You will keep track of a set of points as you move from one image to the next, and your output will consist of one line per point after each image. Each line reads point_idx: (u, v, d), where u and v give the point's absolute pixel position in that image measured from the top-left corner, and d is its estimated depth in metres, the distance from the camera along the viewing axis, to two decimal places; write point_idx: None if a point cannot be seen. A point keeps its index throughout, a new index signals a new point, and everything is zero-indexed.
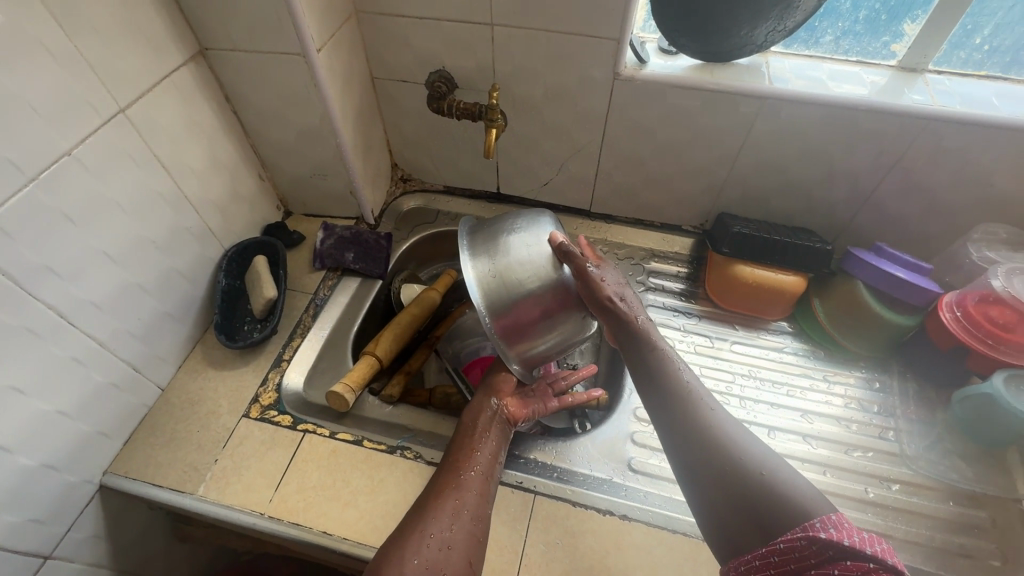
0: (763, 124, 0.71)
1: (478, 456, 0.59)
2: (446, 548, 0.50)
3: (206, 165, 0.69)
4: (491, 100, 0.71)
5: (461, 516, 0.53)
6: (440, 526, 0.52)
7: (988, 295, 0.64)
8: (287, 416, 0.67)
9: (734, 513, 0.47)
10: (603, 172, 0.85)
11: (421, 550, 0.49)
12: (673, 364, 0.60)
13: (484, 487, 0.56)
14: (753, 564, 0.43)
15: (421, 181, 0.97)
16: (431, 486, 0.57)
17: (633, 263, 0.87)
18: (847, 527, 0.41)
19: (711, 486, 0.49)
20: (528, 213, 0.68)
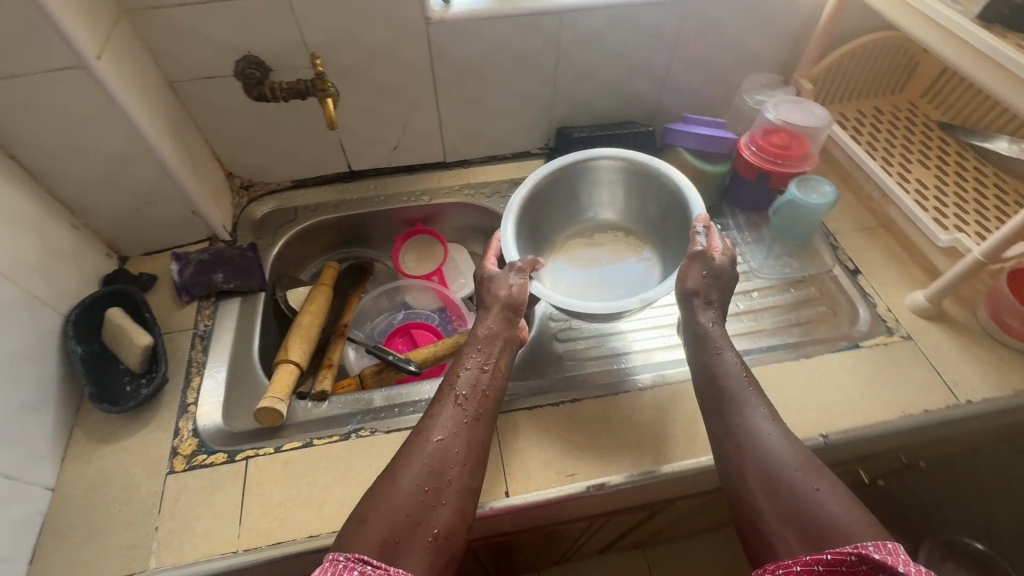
0: (567, 37, 0.80)
1: (476, 393, 0.57)
2: (437, 504, 0.49)
3: (3, 226, 0.58)
4: (316, 70, 0.68)
5: (453, 465, 0.51)
6: (433, 477, 0.50)
7: (769, 127, 0.82)
8: (220, 453, 0.62)
9: (770, 496, 0.48)
10: (446, 120, 0.88)
11: (410, 505, 0.48)
12: (728, 378, 0.57)
13: (477, 435, 0.54)
14: (795, 569, 0.42)
15: (264, 182, 0.91)
16: (426, 421, 0.55)
17: (501, 196, 0.94)
18: (901, 554, 0.39)
19: (757, 485, 0.49)
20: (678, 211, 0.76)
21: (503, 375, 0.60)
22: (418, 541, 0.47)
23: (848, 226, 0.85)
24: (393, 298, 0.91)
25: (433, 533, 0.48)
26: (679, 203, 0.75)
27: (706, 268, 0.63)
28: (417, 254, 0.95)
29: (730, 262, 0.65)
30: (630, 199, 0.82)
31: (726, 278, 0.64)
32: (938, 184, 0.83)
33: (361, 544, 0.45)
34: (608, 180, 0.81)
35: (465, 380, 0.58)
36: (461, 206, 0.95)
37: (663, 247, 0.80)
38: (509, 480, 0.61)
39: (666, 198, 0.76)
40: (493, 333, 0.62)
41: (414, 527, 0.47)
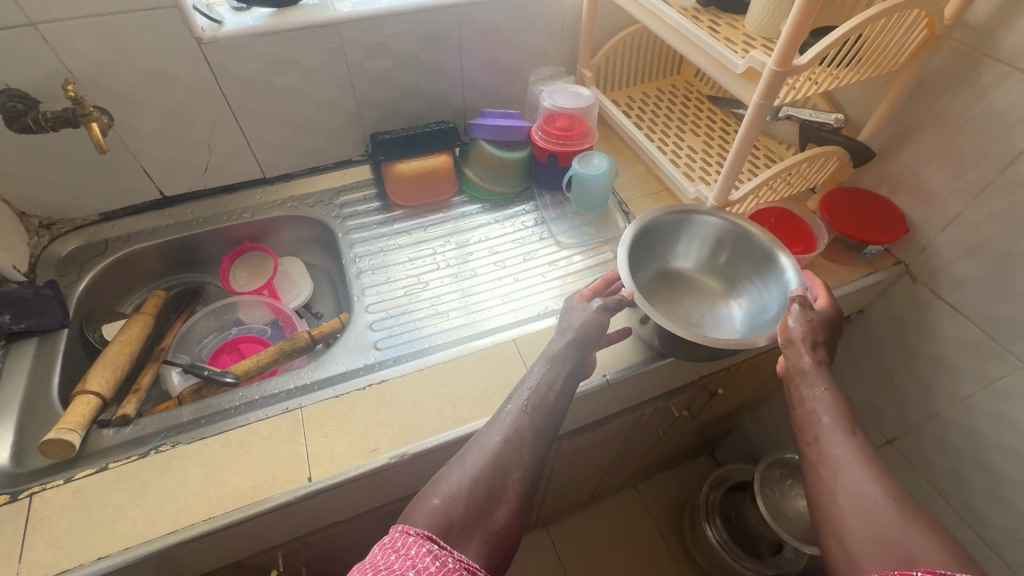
0: (352, 47, 0.85)
1: (540, 406, 0.62)
2: (501, 500, 0.54)
3: None
4: (70, 95, 0.69)
5: (513, 469, 0.57)
6: (499, 477, 0.56)
7: (551, 114, 0.91)
8: (1, 495, 0.59)
9: (859, 515, 0.51)
10: (252, 137, 0.90)
11: (476, 503, 0.53)
12: (820, 411, 0.59)
13: (537, 443, 0.59)
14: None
15: (68, 219, 0.88)
16: (495, 422, 0.61)
17: (325, 204, 0.97)
18: None
19: (850, 506, 0.52)
20: (773, 276, 0.74)
21: (569, 385, 0.65)
22: (480, 532, 0.52)
23: (637, 193, 0.95)
24: (222, 316, 0.90)
25: (492, 529, 0.53)
26: (772, 269, 0.73)
27: (810, 314, 0.65)
28: (248, 271, 0.95)
29: (832, 317, 0.65)
30: (711, 255, 0.81)
31: (831, 326, 0.65)
32: (704, 147, 0.95)
33: (424, 518, 0.51)
34: (690, 233, 0.80)
35: (529, 392, 0.63)
36: (286, 218, 0.96)
37: (738, 291, 0.79)
38: (314, 466, 0.62)
39: (756, 258, 0.76)
40: (565, 357, 0.66)
41: (477, 517, 0.53)
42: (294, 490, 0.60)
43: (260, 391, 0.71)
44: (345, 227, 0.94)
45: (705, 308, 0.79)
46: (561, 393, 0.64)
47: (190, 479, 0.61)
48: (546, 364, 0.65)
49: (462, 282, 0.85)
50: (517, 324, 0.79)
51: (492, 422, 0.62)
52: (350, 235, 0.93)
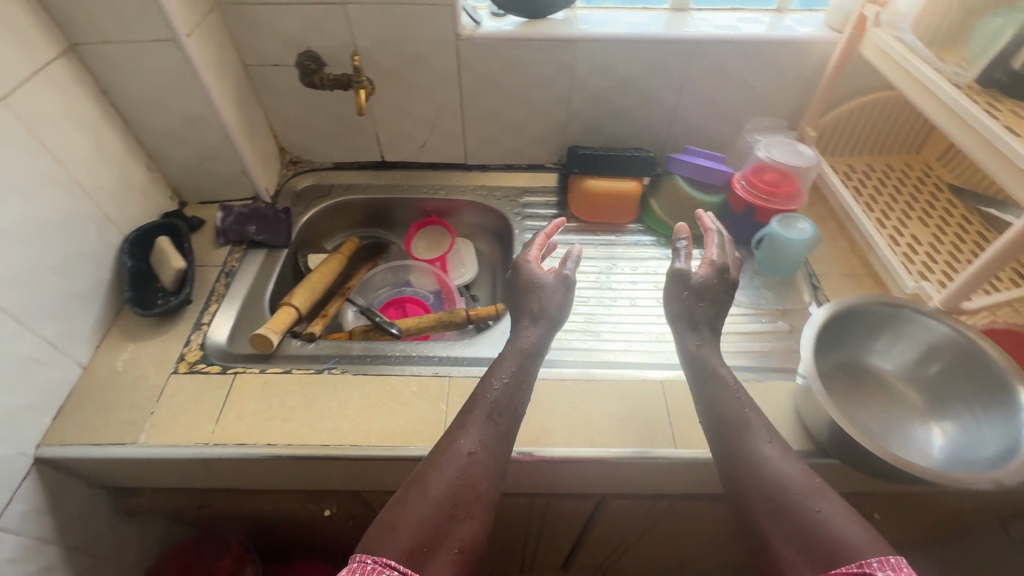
0: (582, 63, 0.89)
1: (506, 408, 0.62)
2: (464, 517, 0.54)
3: (94, 155, 0.74)
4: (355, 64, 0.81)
5: (479, 483, 0.56)
6: (463, 494, 0.55)
7: (760, 164, 0.87)
8: (216, 365, 0.73)
9: (771, 513, 0.51)
10: (469, 126, 0.99)
11: (440, 522, 0.53)
12: (737, 407, 0.60)
13: (503, 452, 0.60)
14: None
15: (311, 161, 1.05)
16: (456, 432, 0.60)
17: (510, 200, 1.03)
18: (904, 567, 0.43)
19: (760, 497, 0.53)
20: (1002, 412, 0.61)
21: (528, 377, 0.67)
22: (445, 554, 0.51)
23: (833, 270, 0.86)
24: (398, 275, 1.01)
25: (459, 548, 0.52)
26: (1003, 404, 0.61)
27: (686, 289, 0.69)
28: (427, 241, 1.05)
29: (710, 282, 0.69)
30: (918, 362, 0.70)
31: (715, 292, 0.69)
32: (933, 240, 0.83)
33: (392, 546, 0.50)
34: (902, 328, 0.70)
35: (495, 391, 0.63)
36: (472, 204, 1.04)
37: (943, 414, 0.67)
38: None
39: (984, 385, 0.64)
40: (536, 349, 0.68)
41: (440, 538, 0.52)
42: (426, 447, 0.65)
43: (417, 348, 0.79)
44: (520, 225, 0.99)
45: (892, 417, 0.68)
46: (517, 383, 0.65)
47: (348, 405, 0.69)
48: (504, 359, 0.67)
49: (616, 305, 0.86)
50: (663, 366, 0.76)
51: (455, 428, 0.61)
52: (524, 233, 0.98)
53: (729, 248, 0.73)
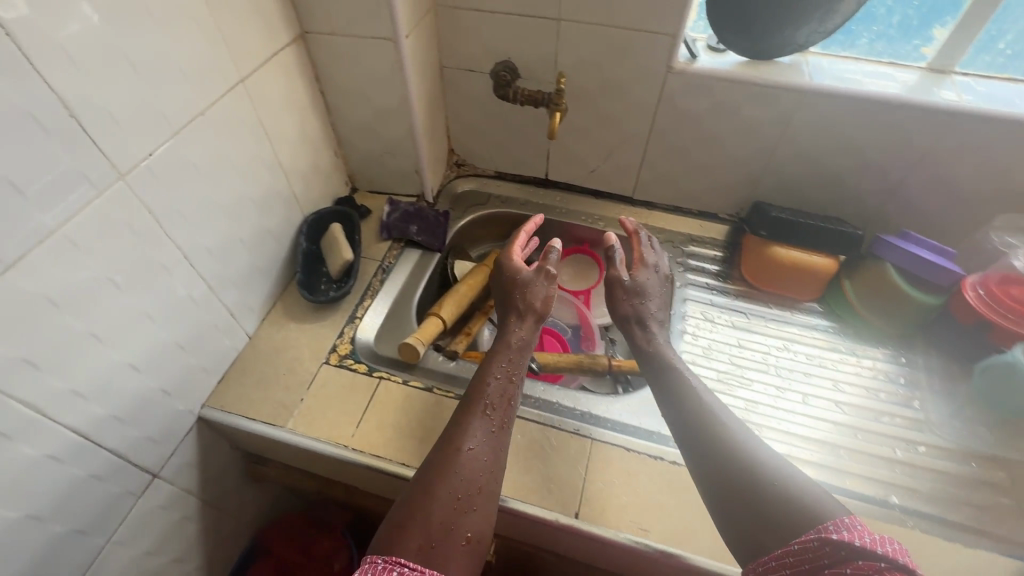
0: (803, 116, 0.78)
1: (501, 401, 0.63)
2: (468, 509, 0.54)
3: (297, 137, 0.77)
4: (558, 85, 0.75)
5: (482, 475, 0.56)
6: (467, 487, 0.55)
7: (1011, 275, 0.73)
8: (363, 364, 0.74)
9: (753, 511, 0.47)
10: (648, 161, 0.92)
11: (448, 514, 0.52)
12: (712, 413, 0.57)
13: (502, 445, 0.61)
14: (771, 564, 0.43)
15: (475, 166, 1.04)
16: (454, 430, 0.60)
17: (673, 245, 0.95)
18: (859, 530, 0.40)
19: (742, 503, 0.49)
20: None
21: (514, 368, 0.69)
22: (454, 546, 0.51)
23: None
24: None
25: (467, 537, 0.53)
26: None
27: (616, 283, 0.71)
28: (573, 270, 1.00)
29: (650, 281, 0.72)
30: None
31: (633, 288, 0.70)
32: None
33: (403, 549, 0.49)
34: None
35: (492, 387, 0.63)
36: (629, 242, 0.97)
37: None
38: (584, 506, 0.61)
39: None
40: (522, 342, 0.69)
41: (447, 535, 0.51)
42: (561, 516, 0.60)
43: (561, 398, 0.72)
44: (681, 277, 0.90)
45: None
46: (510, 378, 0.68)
47: None
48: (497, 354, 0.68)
49: (783, 398, 0.75)
50: (836, 490, 0.65)
51: (453, 424, 0.61)
52: (684, 287, 0.89)
53: (657, 248, 0.78)
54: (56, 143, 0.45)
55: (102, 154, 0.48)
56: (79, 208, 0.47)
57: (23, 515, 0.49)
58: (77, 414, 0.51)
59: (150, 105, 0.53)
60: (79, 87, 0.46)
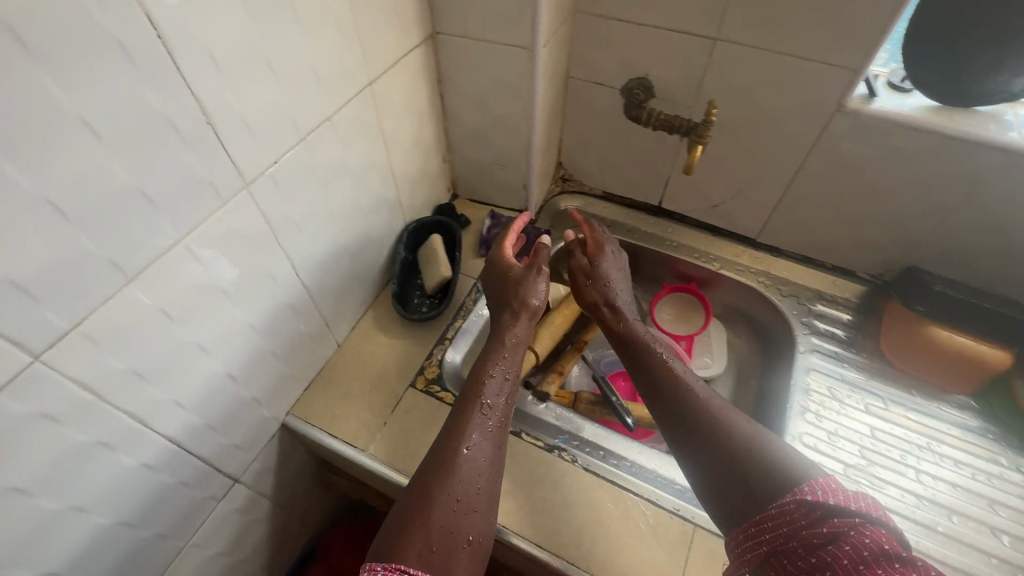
0: (1004, 181, 0.65)
1: (502, 399, 0.60)
2: (469, 512, 0.52)
3: (411, 143, 0.73)
4: (707, 117, 0.65)
5: (481, 477, 0.54)
6: (466, 488, 0.53)
7: None
8: (449, 393, 0.69)
9: (760, 511, 0.47)
10: (785, 204, 0.81)
11: (448, 515, 0.50)
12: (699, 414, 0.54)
13: (500, 440, 0.58)
14: (751, 531, 0.48)
15: (581, 183, 0.96)
16: (451, 430, 0.57)
17: (798, 302, 0.84)
18: (832, 488, 0.46)
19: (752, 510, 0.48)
20: None
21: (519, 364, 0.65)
22: (455, 549, 0.49)
23: None
24: None
25: (469, 539, 0.51)
26: None
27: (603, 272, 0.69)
28: (675, 310, 0.91)
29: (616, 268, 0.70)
30: None
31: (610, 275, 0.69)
32: None
33: (405, 554, 0.47)
34: None
35: (491, 388, 0.60)
36: (745, 290, 0.87)
37: None
38: None
39: None
40: (516, 341, 0.64)
41: (448, 542, 0.49)
42: None
43: (665, 469, 0.64)
44: (805, 341, 0.79)
45: None
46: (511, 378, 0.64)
47: (573, 508, 0.61)
48: (493, 352, 0.64)
49: (925, 513, 0.63)
50: None
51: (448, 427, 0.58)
52: (807, 353, 0.78)
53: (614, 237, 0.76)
54: (190, 150, 0.41)
55: (231, 162, 0.45)
56: (203, 218, 0.45)
57: (113, 523, 0.47)
58: (173, 424, 0.50)
59: (283, 111, 0.49)
60: (219, 91, 0.42)
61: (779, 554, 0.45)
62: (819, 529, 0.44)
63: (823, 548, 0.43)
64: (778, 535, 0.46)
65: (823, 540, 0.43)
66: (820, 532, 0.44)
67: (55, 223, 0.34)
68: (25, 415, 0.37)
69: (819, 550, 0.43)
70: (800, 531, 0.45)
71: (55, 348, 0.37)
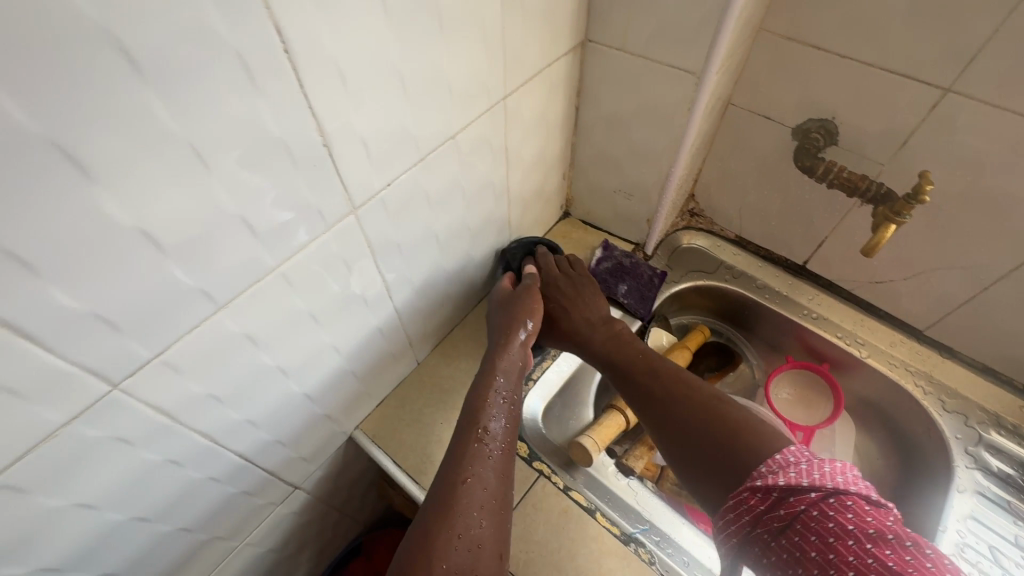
0: None
1: (506, 415, 0.53)
2: (476, 548, 0.42)
3: (534, 159, 0.65)
4: (919, 198, 0.53)
5: (490, 509, 0.46)
6: (467, 521, 0.44)
7: None
8: (525, 446, 0.63)
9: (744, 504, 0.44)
10: (979, 303, 0.64)
11: (449, 551, 0.41)
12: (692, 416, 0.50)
13: (509, 468, 0.50)
14: (724, 526, 0.45)
15: (713, 221, 0.84)
16: (445, 465, 0.48)
17: (966, 423, 0.67)
18: (785, 464, 0.43)
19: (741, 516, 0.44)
20: None
21: (519, 388, 0.57)
22: None
23: None
24: None
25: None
26: None
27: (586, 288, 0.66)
28: (796, 391, 0.77)
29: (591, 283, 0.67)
30: None
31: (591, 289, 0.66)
32: None
33: None
34: None
35: (497, 408, 0.53)
36: (894, 391, 0.71)
37: None
38: None
39: None
40: (511, 364, 0.57)
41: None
42: None
43: None
44: (966, 477, 0.64)
45: None
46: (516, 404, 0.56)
47: None
48: (487, 378, 0.55)
49: None
50: None
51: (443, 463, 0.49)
52: (965, 493, 0.63)
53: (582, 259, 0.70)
54: (301, 175, 0.37)
55: (342, 187, 0.40)
56: (304, 245, 0.40)
57: (176, 529, 0.47)
58: (244, 441, 0.48)
59: (407, 128, 0.43)
60: (342, 111, 0.36)
61: (746, 543, 0.43)
62: (778, 513, 0.42)
63: (783, 533, 0.41)
64: (741, 525, 0.44)
65: (782, 524, 0.42)
66: (778, 515, 0.42)
67: (150, 255, 0.31)
68: (99, 439, 0.35)
69: (782, 534, 0.42)
70: (761, 518, 0.43)
71: (136, 377, 0.35)
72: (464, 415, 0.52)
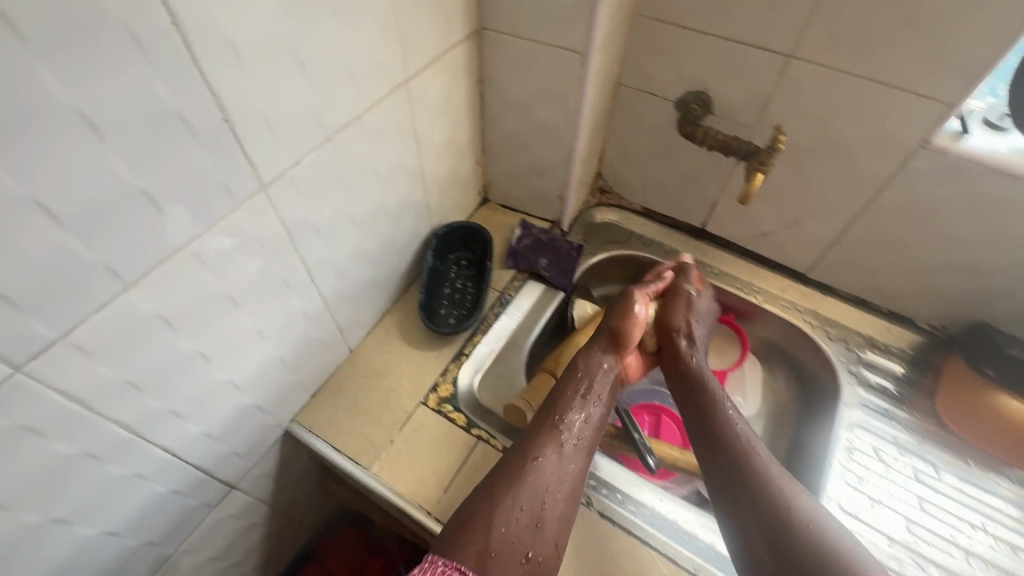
0: None
1: (588, 420, 0.59)
2: (532, 524, 0.51)
3: (444, 143, 0.68)
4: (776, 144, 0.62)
5: (557, 489, 0.54)
6: (531, 498, 0.52)
7: None
8: (462, 416, 0.65)
9: None
10: (843, 242, 0.74)
11: (510, 521, 0.50)
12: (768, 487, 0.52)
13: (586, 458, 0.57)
14: None
15: (621, 197, 0.91)
16: (528, 437, 0.56)
17: (847, 348, 0.77)
18: None
19: None
20: None
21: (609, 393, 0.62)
22: (512, 560, 0.49)
23: None
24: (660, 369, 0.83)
25: (528, 553, 0.50)
26: None
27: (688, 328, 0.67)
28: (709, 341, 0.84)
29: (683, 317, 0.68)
30: None
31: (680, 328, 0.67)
32: None
33: (462, 553, 0.47)
34: None
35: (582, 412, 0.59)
36: (788, 329, 0.80)
37: None
38: None
39: None
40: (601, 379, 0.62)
41: (507, 549, 0.49)
42: None
43: (687, 522, 0.60)
44: (851, 392, 0.73)
45: None
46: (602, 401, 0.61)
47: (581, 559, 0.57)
48: (570, 372, 0.62)
49: None
50: None
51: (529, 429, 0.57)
52: (852, 407, 0.72)
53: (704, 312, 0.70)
54: (203, 150, 0.38)
55: (248, 163, 0.42)
56: (213, 221, 0.41)
57: (100, 532, 0.45)
58: (171, 434, 0.47)
59: (311, 108, 0.45)
60: (241, 87, 0.38)
61: None
62: None
63: None
64: None
65: None
66: None
67: (44, 225, 0.31)
68: (5, 427, 0.34)
69: None
70: None
71: (41, 359, 0.34)
72: (552, 399, 0.60)
